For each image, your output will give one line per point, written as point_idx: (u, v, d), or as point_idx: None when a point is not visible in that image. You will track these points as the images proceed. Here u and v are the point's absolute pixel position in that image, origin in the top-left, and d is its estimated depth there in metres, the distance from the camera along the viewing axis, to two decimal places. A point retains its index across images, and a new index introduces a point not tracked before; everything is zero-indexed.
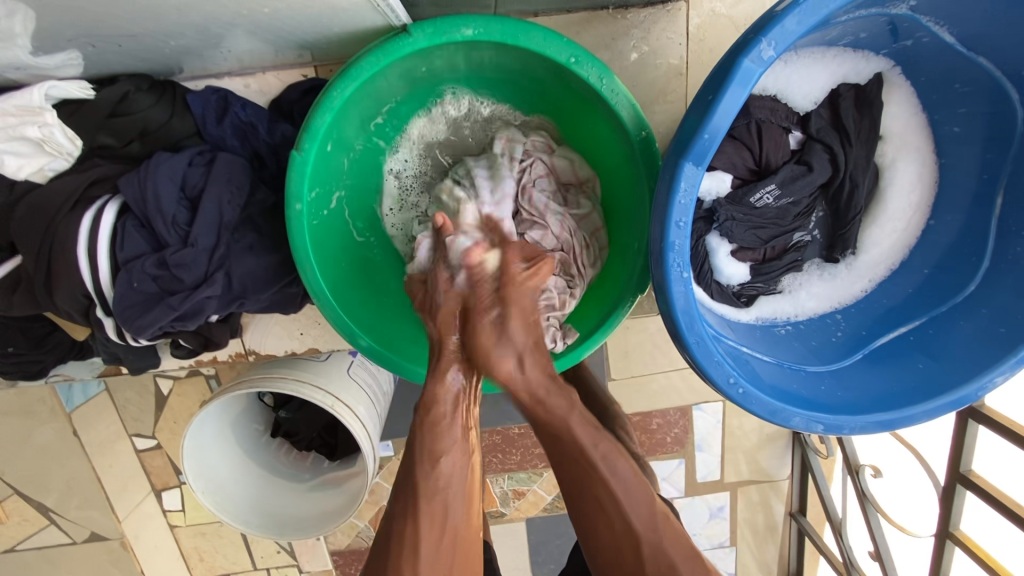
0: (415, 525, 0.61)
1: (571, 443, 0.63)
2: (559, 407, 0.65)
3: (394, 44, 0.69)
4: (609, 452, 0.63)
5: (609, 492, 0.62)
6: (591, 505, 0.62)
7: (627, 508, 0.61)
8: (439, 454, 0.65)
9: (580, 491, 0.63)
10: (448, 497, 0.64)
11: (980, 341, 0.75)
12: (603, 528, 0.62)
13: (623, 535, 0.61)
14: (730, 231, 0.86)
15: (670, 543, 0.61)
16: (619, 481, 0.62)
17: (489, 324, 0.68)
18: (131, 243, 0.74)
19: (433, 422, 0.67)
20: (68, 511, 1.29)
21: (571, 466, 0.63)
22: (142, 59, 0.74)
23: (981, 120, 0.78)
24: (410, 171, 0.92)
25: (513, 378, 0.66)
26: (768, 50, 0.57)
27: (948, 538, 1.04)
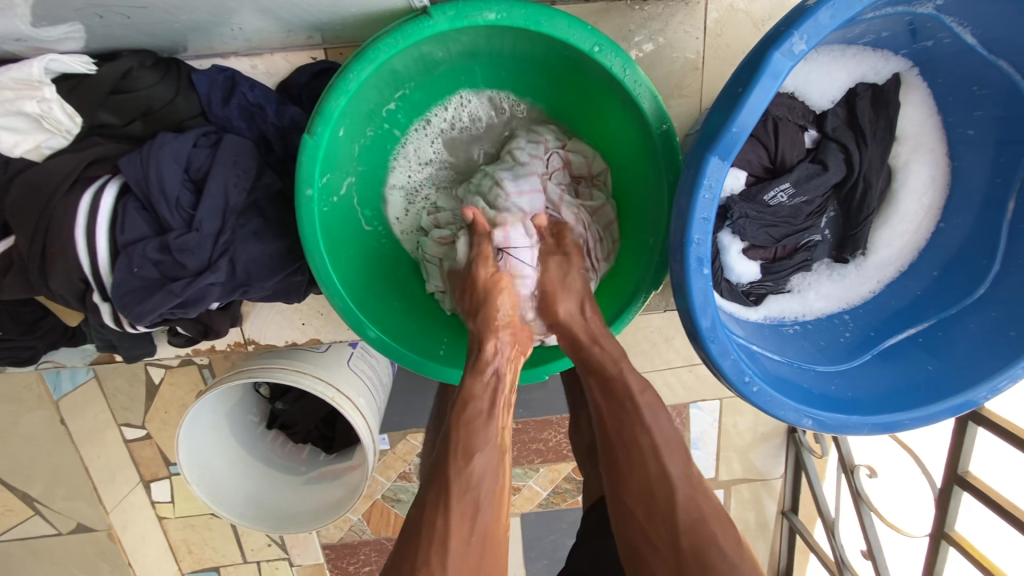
0: (445, 521, 0.58)
1: (621, 382, 0.67)
2: (613, 349, 0.71)
3: (414, 27, 0.67)
4: (652, 400, 0.66)
5: (648, 435, 0.63)
6: (630, 454, 0.63)
7: (665, 456, 0.62)
8: (473, 451, 0.63)
9: (620, 434, 0.65)
10: (479, 495, 0.61)
11: (989, 343, 0.75)
12: (636, 472, 0.62)
13: (656, 483, 0.61)
14: (742, 228, 0.85)
15: (703, 499, 0.60)
16: (658, 427, 0.64)
17: (557, 265, 0.78)
18: (132, 226, 0.71)
19: (467, 419, 0.65)
20: (53, 501, 1.26)
21: (616, 409, 0.66)
22: (146, 33, 0.71)
23: (996, 123, 0.78)
24: (414, 186, 0.92)
25: (574, 321, 0.74)
26: (799, 43, 0.56)
27: (943, 539, 1.05)
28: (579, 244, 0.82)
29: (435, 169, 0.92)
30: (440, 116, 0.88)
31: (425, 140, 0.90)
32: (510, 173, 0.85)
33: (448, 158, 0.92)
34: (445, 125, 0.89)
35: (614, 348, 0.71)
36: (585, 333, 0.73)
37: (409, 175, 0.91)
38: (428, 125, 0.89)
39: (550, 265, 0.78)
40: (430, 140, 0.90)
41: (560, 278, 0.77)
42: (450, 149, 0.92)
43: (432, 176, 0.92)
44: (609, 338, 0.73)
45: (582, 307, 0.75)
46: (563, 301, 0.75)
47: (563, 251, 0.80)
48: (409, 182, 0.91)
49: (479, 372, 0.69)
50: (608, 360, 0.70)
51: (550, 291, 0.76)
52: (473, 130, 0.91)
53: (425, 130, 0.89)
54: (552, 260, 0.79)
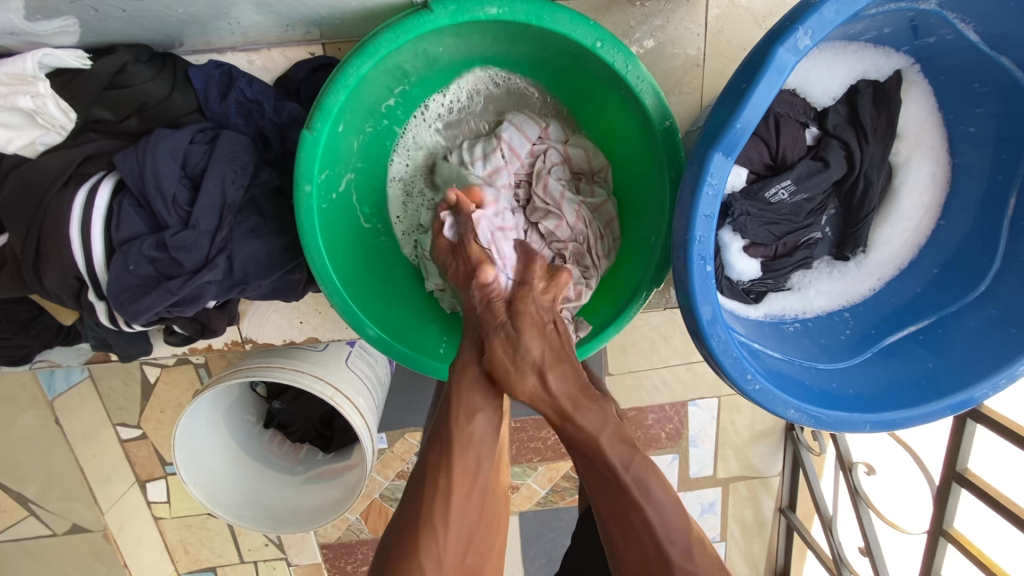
0: (447, 478, 0.59)
1: (605, 464, 0.59)
2: (590, 423, 0.60)
3: (414, 21, 0.66)
4: (643, 473, 0.59)
5: (642, 516, 0.57)
6: (626, 534, 0.58)
7: (662, 536, 0.57)
8: (475, 411, 0.63)
9: (612, 511, 0.59)
10: (480, 454, 0.62)
11: (989, 339, 0.75)
12: (632, 550, 0.58)
13: (656, 565, 0.57)
14: (743, 226, 0.85)
15: (707, 574, 0.56)
16: (653, 506, 0.57)
17: (502, 342, 0.64)
18: (128, 224, 0.70)
19: (468, 381, 0.65)
20: (48, 502, 1.25)
21: (605, 488, 0.60)
22: (143, 28, 0.71)
23: (996, 120, 0.78)
24: (410, 176, 0.90)
25: (537, 396, 0.63)
26: (804, 39, 0.56)
27: (942, 536, 1.05)
28: (540, 303, 0.69)
29: (429, 154, 0.90)
30: (438, 103, 0.87)
31: (423, 125, 0.88)
32: (485, 154, 0.85)
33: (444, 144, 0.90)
34: (442, 110, 0.87)
35: (592, 422, 0.60)
36: (554, 410, 0.62)
37: (405, 165, 0.89)
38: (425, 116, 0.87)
39: (494, 340, 0.65)
40: (429, 126, 0.88)
41: (510, 350, 0.63)
42: (450, 137, 0.90)
43: (426, 164, 0.90)
44: (584, 405, 0.61)
45: (543, 378, 0.62)
46: (518, 378, 0.62)
47: (513, 321, 0.66)
48: (406, 176, 0.89)
49: (465, 366, 0.67)
50: (589, 436, 0.60)
51: (502, 376, 0.63)
52: (472, 117, 0.89)
53: (423, 117, 0.87)
54: (497, 334, 0.65)
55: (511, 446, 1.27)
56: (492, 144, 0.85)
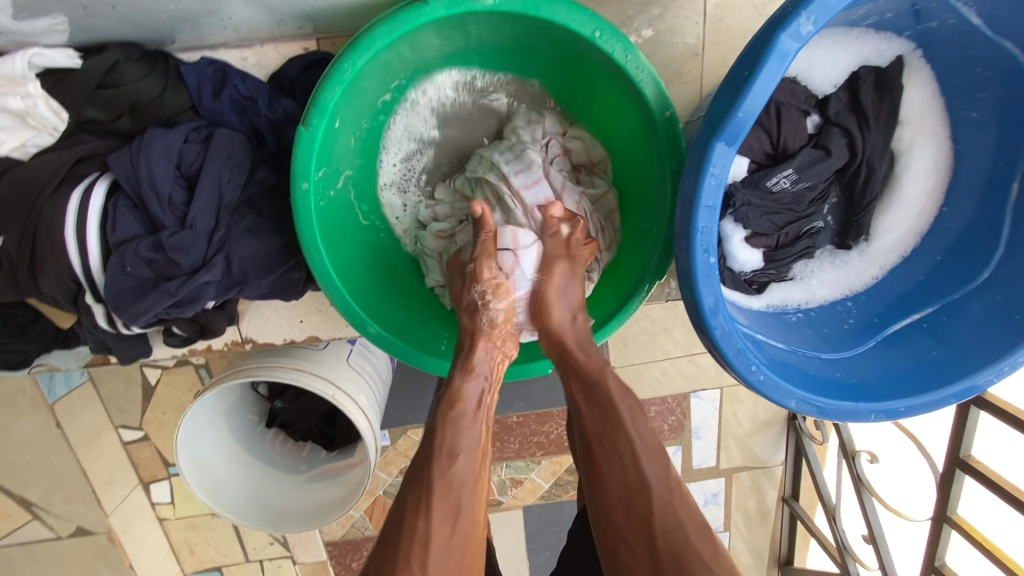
0: (426, 521, 0.57)
1: (602, 387, 0.67)
2: (593, 363, 0.70)
3: (410, 13, 0.65)
4: (634, 412, 0.65)
5: (628, 440, 0.62)
6: (610, 457, 0.62)
7: (644, 462, 0.60)
8: (457, 453, 0.63)
9: (602, 440, 0.63)
10: (461, 496, 0.61)
11: (994, 325, 0.75)
12: (615, 477, 0.60)
13: (635, 486, 0.59)
14: (745, 216, 0.84)
15: (683, 507, 0.58)
16: (639, 436, 0.62)
17: (559, 278, 0.76)
18: (123, 225, 0.69)
19: (454, 416, 0.67)
20: (52, 505, 1.25)
21: (598, 416, 0.65)
22: (133, 24, 0.70)
23: (1000, 105, 0.77)
24: (404, 170, 0.89)
25: (563, 330, 0.74)
26: (806, 24, 0.55)
27: (945, 522, 1.04)
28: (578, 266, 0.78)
29: (424, 149, 0.89)
30: (427, 93, 0.84)
31: (415, 120, 0.86)
32: (508, 155, 0.85)
33: (438, 140, 0.90)
34: (434, 102, 0.86)
35: (598, 358, 0.71)
36: (575, 342, 0.73)
37: (396, 162, 0.88)
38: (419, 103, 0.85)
39: (553, 272, 0.76)
40: (421, 119, 0.87)
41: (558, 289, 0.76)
42: (442, 132, 0.90)
43: (421, 158, 0.89)
44: (590, 345, 0.73)
45: (575, 316, 0.75)
46: (557, 310, 0.75)
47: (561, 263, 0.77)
48: (398, 176, 0.89)
49: (468, 373, 0.71)
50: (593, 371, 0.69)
51: (543, 299, 0.76)
52: (468, 111, 0.89)
53: (413, 110, 0.85)
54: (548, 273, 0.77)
55: (513, 440, 1.26)
56: (517, 148, 0.85)
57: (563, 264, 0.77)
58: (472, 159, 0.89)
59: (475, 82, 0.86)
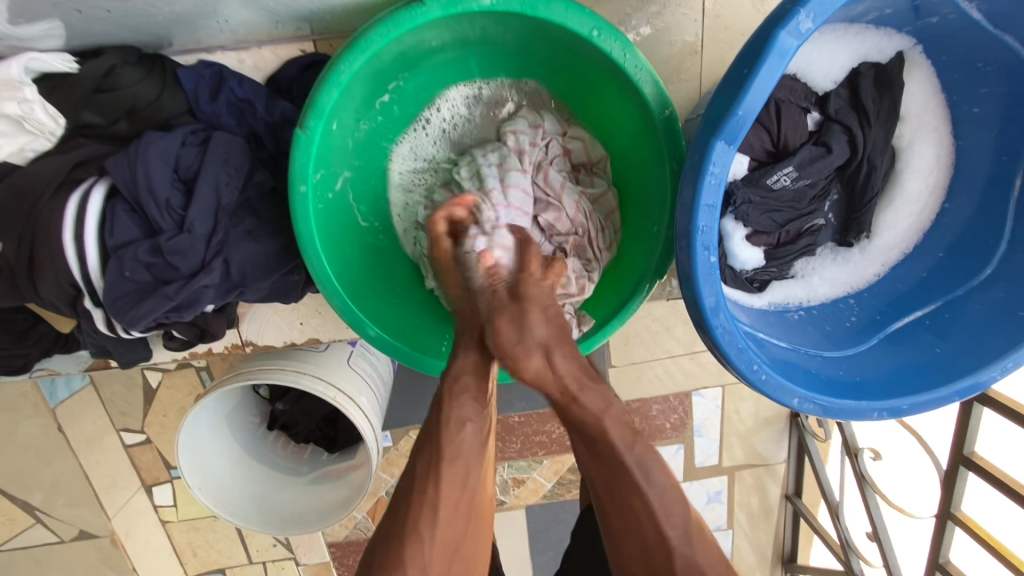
0: (435, 487, 0.59)
1: (606, 446, 0.60)
2: (593, 404, 0.60)
3: (407, 14, 0.65)
4: (644, 454, 0.59)
5: (644, 500, 0.58)
6: (626, 517, 0.59)
7: (662, 519, 0.58)
8: (466, 421, 0.62)
9: (615, 495, 0.60)
10: (470, 462, 0.61)
11: (997, 322, 0.75)
12: (634, 534, 0.59)
13: (653, 547, 0.58)
14: (746, 214, 0.83)
15: (703, 555, 0.58)
16: (654, 491, 0.59)
17: (508, 317, 0.61)
18: (121, 229, 0.69)
19: (458, 391, 0.62)
20: (54, 509, 1.25)
21: (607, 472, 0.60)
22: (129, 28, 0.70)
23: (1001, 101, 0.77)
24: (410, 180, 0.89)
25: (544, 376, 0.60)
26: (806, 21, 0.55)
27: (949, 519, 1.03)
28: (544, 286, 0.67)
29: (433, 167, 0.89)
30: (436, 113, 0.87)
31: (425, 137, 0.88)
32: (498, 168, 0.84)
33: (446, 155, 0.90)
34: (442, 119, 0.88)
35: (596, 404, 0.60)
36: (561, 390, 0.61)
37: (403, 170, 0.89)
38: (433, 113, 0.87)
39: (511, 275, 0.66)
40: (431, 138, 0.89)
41: (515, 327, 0.60)
42: (451, 148, 0.90)
43: (430, 174, 0.89)
44: (588, 386, 0.60)
45: (548, 357, 0.60)
46: (523, 356, 0.60)
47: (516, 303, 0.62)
48: (406, 180, 0.89)
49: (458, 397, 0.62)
50: (591, 416, 0.60)
51: (506, 356, 0.60)
52: (474, 123, 0.89)
53: (425, 130, 0.88)
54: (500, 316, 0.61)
55: (515, 440, 1.26)
56: (507, 153, 0.84)
57: (512, 304, 0.62)
58: (463, 164, 0.86)
59: (481, 93, 0.87)
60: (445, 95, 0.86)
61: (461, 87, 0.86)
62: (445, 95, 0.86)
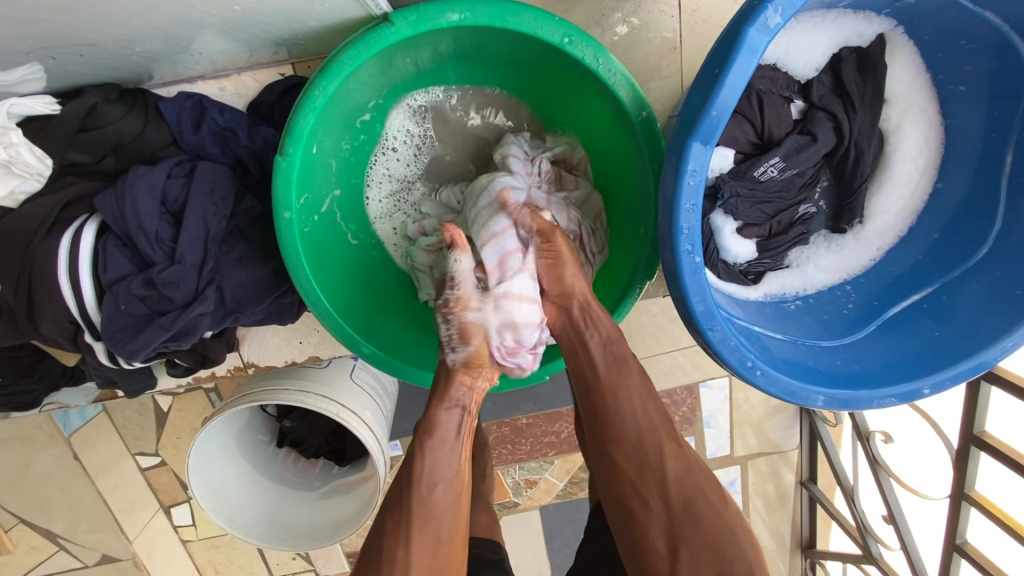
0: (407, 553, 0.60)
1: (619, 344, 0.70)
2: (609, 327, 0.72)
3: (376, 35, 0.66)
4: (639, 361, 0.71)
5: (641, 396, 0.68)
6: (622, 413, 0.67)
7: (653, 413, 0.67)
8: (435, 483, 0.63)
9: (609, 396, 0.68)
10: (439, 526, 0.62)
11: (995, 302, 0.73)
12: (629, 432, 0.66)
13: (647, 442, 0.65)
14: (735, 208, 0.82)
15: (687, 453, 0.66)
16: (646, 384, 0.69)
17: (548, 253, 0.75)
18: (113, 265, 0.70)
19: (432, 444, 0.64)
20: (76, 535, 1.29)
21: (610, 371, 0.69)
22: (107, 67, 0.71)
23: (987, 78, 0.76)
24: (393, 204, 0.90)
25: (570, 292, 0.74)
26: (774, 16, 0.54)
27: (964, 500, 1.01)
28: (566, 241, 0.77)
29: (415, 181, 0.90)
30: (397, 136, 0.87)
31: (396, 159, 0.89)
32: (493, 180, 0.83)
33: (421, 171, 0.91)
34: (403, 141, 0.88)
35: (609, 327, 0.71)
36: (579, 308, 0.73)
37: (383, 197, 0.89)
38: (398, 135, 0.87)
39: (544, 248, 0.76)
40: (402, 160, 0.89)
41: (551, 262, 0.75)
42: (425, 164, 0.91)
43: (413, 192, 0.91)
44: (595, 307, 0.73)
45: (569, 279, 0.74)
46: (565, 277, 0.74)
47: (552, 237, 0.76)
48: (390, 207, 0.90)
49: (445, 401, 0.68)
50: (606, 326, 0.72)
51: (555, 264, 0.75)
52: (441, 136, 0.90)
53: (394, 154, 0.88)
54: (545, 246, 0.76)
55: (526, 441, 1.27)
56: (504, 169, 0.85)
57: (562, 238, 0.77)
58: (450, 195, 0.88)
59: (425, 108, 0.87)
60: (403, 118, 0.86)
61: (413, 97, 0.85)
62: (399, 119, 0.86)
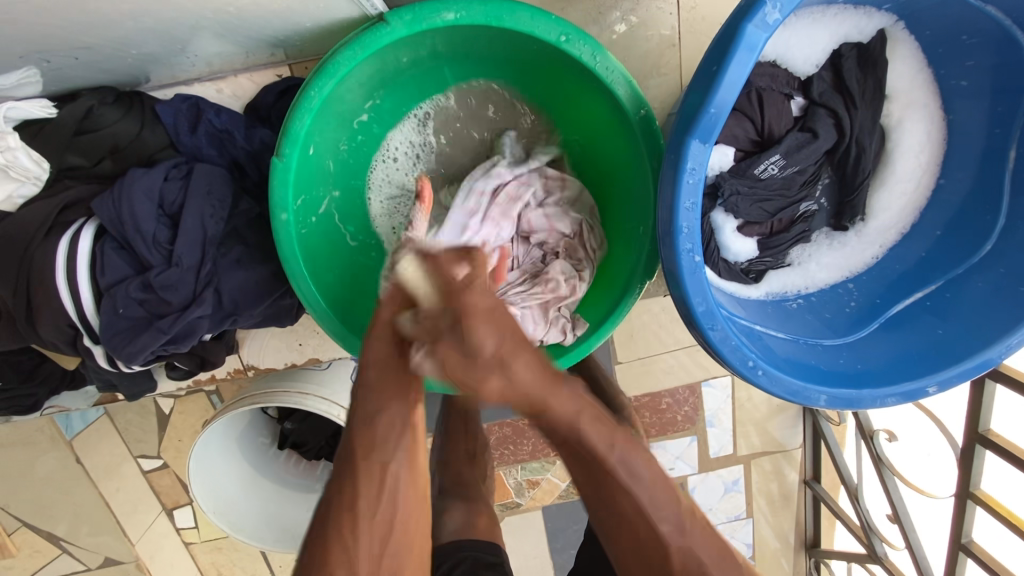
0: (353, 485, 0.54)
1: (583, 436, 0.53)
2: (568, 411, 0.52)
3: (372, 36, 0.66)
4: (626, 449, 0.53)
5: (631, 498, 0.53)
6: (611, 512, 0.54)
7: (653, 515, 0.53)
8: (379, 418, 0.56)
9: (596, 488, 0.55)
10: (389, 454, 0.55)
11: (1001, 298, 0.72)
12: (625, 529, 0.54)
13: (648, 543, 0.53)
14: (735, 206, 0.82)
15: (702, 545, 0.53)
16: (638, 482, 0.53)
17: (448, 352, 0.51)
18: (112, 267, 0.70)
19: (367, 462, 0.55)
20: (80, 538, 1.29)
21: (586, 466, 0.55)
22: (103, 70, 0.71)
23: (990, 72, 0.75)
24: (392, 207, 0.89)
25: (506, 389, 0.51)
26: (773, 12, 0.54)
27: (969, 498, 1.00)
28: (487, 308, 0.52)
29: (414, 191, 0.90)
30: (400, 144, 0.89)
31: (398, 167, 0.89)
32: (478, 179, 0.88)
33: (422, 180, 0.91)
34: (405, 151, 0.89)
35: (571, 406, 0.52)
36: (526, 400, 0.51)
37: (382, 201, 0.89)
38: (402, 145, 0.89)
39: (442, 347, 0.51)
40: (404, 168, 0.90)
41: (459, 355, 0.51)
42: (426, 175, 0.91)
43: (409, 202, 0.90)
44: (553, 385, 0.51)
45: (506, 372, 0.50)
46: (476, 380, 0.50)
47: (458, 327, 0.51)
48: (387, 210, 0.89)
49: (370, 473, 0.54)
50: (564, 420, 0.52)
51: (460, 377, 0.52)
52: (444, 147, 0.92)
53: (395, 161, 0.89)
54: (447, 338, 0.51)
55: (528, 442, 1.26)
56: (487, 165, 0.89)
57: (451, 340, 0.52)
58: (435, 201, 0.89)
59: (428, 119, 0.89)
60: (407, 130, 0.89)
61: (418, 109, 0.87)
62: (404, 131, 0.88)
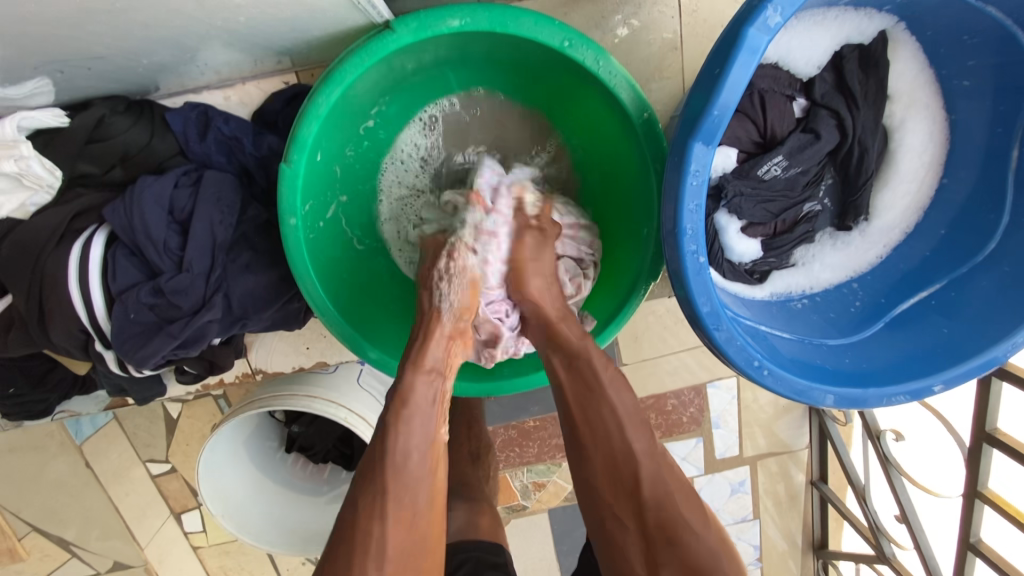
0: (382, 525, 0.55)
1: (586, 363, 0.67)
2: (573, 335, 0.70)
3: (378, 42, 0.67)
4: (615, 377, 0.66)
5: (612, 412, 0.63)
6: (595, 432, 0.63)
7: (628, 430, 0.62)
8: (410, 453, 0.60)
9: (585, 409, 0.64)
10: (416, 494, 0.59)
11: (1004, 297, 0.73)
12: (602, 447, 0.62)
13: (621, 463, 0.60)
14: (739, 206, 0.83)
15: (669, 474, 0.60)
16: (621, 404, 0.64)
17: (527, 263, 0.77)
18: (123, 273, 0.71)
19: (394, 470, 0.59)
20: (89, 542, 1.30)
21: (580, 387, 0.66)
22: (114, 80, 0.72)
23: (991, 71, 0.75)
24: (399, 209, 0.90)
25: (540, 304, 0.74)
26: (774, 16, 0.54)
27: (977, 497, 1.00)
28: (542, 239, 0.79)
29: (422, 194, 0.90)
30: (408, 146, 0.89)
31: (407, 169, 0.89)
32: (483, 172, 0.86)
33: (428, 182, 0.90)
34: (413, 154, 0.89)
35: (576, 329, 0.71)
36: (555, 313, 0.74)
37: (392, 205, 0.90)
38: (409, 148, 0.89)
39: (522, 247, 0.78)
40: (413, 170, 0.90)
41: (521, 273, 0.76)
42: (433, 176, 0.91)
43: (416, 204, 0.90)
44: (566, 321, 0.73)
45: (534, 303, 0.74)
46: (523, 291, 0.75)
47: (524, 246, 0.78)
48: (395, 212, 0.90)
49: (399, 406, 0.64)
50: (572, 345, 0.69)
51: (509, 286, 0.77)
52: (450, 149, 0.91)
53: (404, 164, 0.89)
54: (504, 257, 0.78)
55: (534, 444, 1.27)
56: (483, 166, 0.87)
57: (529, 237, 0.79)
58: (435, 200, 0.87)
59: (436, 120, 0.89)
60: (414, 131, 0.89)
61: (427, 108, 0.87)
62: (411, 133, 0.89)
